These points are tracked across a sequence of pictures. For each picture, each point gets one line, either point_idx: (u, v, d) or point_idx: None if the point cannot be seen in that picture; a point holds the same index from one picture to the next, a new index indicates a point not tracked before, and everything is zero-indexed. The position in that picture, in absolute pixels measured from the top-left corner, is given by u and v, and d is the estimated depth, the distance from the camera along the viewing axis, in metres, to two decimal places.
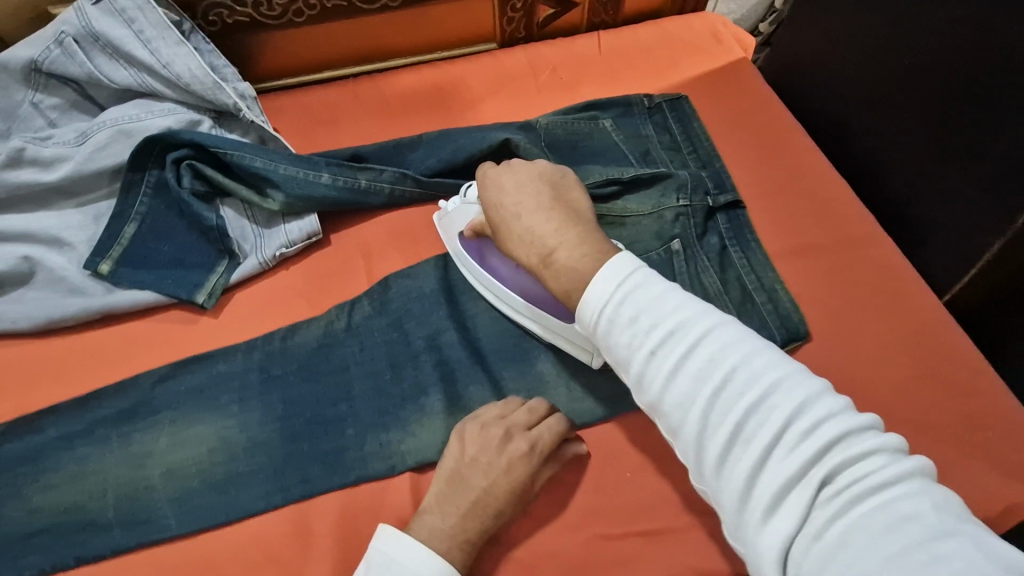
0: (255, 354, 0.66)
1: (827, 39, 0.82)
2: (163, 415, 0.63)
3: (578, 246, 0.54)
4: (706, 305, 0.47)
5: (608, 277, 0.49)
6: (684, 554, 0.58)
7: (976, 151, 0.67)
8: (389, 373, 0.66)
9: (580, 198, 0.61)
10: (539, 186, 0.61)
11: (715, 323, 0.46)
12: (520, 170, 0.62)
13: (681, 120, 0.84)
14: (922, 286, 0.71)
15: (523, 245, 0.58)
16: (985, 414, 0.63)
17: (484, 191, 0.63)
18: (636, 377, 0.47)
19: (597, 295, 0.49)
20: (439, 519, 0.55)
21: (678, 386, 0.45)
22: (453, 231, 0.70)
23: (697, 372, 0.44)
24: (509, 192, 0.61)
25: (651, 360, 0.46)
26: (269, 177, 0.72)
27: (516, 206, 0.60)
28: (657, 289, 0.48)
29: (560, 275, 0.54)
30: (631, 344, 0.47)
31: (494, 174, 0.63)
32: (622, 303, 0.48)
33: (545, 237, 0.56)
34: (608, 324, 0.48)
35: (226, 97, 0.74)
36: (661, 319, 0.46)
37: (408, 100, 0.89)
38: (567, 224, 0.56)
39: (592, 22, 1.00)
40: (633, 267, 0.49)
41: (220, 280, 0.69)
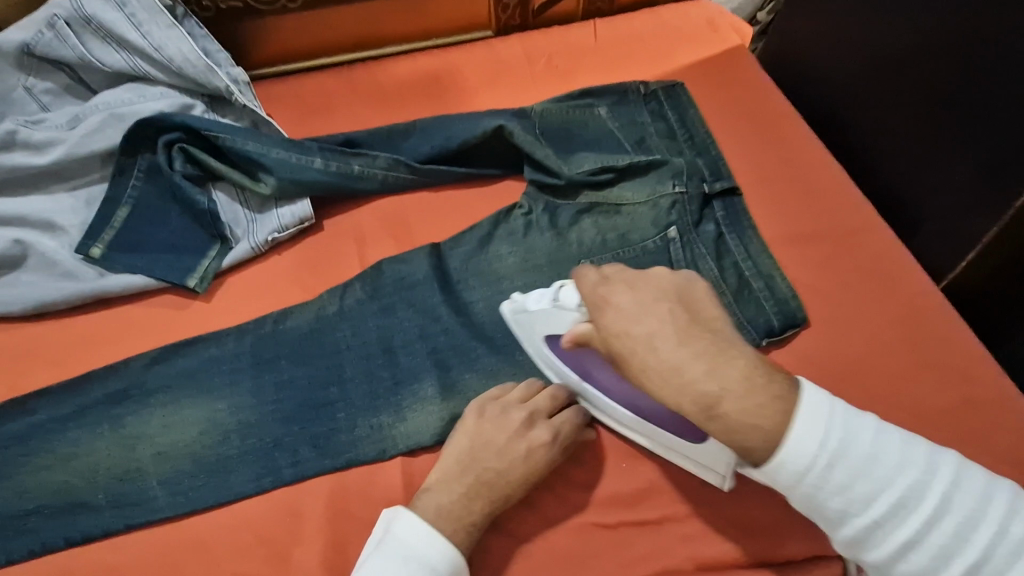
0: (247, 338, 0.66)
1: (824, 26, 0.81)
2: (154, 398, 0.62)
3: (748, 391, 0.45)
4: (909, 444, 0.46)
5: (810, 436, 0.44)
6: (676, 538, 0.58)
7: (976, 137, 0.66)
8: (382, 358, 0.65)
9: (715, 314, 0.49)
10: (670, 306, 0.48)
11: (926, 470, 0.45)
12: (637, 285, 0.49)
13: (678, 107, 0.83)
14: (918, 273, 0.71)
15: (671, 388, 0.45)
16: (980, 400, 0.63)
17: (599, 316, 0.49)
18: (852, 542, 0.46)
19: (800, 457, 0.44)
20: (447, 497, 0.54)
21: (910, 551, 0.44)
22: (539, 337, 0.60)
23: (926, 532, 0.44)
24: (635, 317, 0.47)
25: (876, 527, 0.45)
26: (261, 161, 0.71)
27: (647, 335, 0.46)
28: (867, 443, 0.45)
29: (735, 431, 0.45)
30: (850, 511, 0.45)
31: (608, 292, 0.49)
32: (834, 469, 0.44)
33: (700, 380, 0.45)
34: (815, 491, 0.45)
35: (219, 81, 0.74)
36: (881, 480, 0.44)
37: (404, 88, 0.88)
38: (726, 359, 0.46)
39: (588, 10, 0.99)
40: (830, 415, 0.45)
41: (212, 264, 0.69)
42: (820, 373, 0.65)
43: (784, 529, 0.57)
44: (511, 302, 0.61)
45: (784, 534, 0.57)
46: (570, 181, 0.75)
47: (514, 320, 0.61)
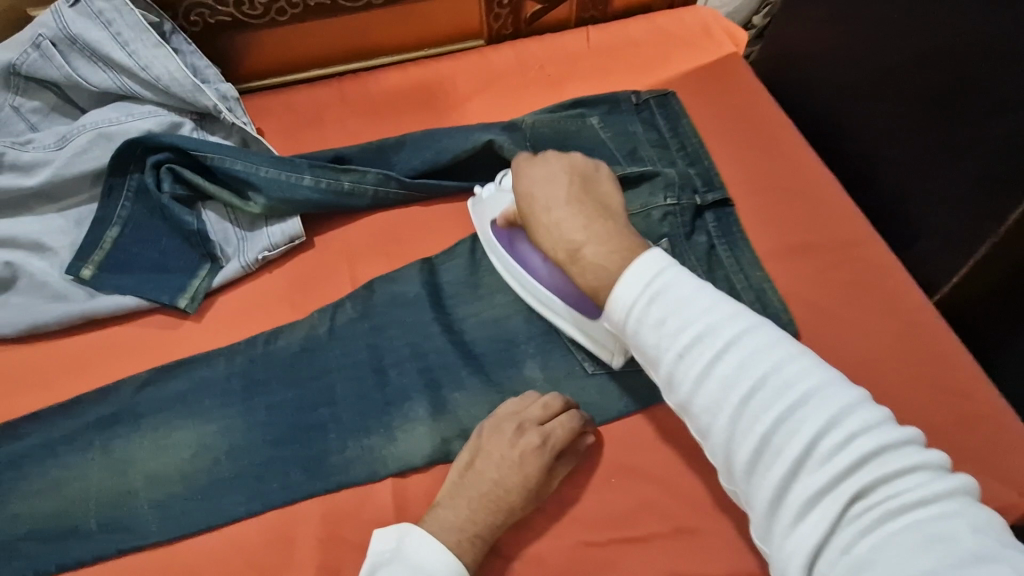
0: (237, 359, 0.66)
1: (816, 34, 0.81)
2: (146, 421, 0.62)
3: (604, 242, 0.56)
4: (734, 305, 0.47)
5: (637, 277, 0.49)
6: (667, 557, 0.58)
7: (971, 149, 0.65)
8: (372, 378, 0.65)
9: (613, 192, 0.61)
10: (570, 178, 0.62)
11: (742, 327, 0.45)
12: (553, 162, 0.63)
13: (670, 117, 0.83)
14: (912, 286, 0.70)
15: (552, 239, 0.59)
16: (973, 417, 0.62)
17: (518, 182, 0.63)
18: (667, 381, 0.48)
19: (625, 295, 0.49)
20: (451, 513, 0.55)
21: (703, 387, 0.45)
22: (485, 219, 0.70)
23: (725, 377, 0.44)
24: (542, 185, 0.62)
25: (682, 365, 0.46)
26: (251, 179, 0.71)
27: (547, 200, 0.61)
28: (687, 291, 0.48)
29: (588, 273, 0.56)
30: (659, 345, 0.47)
31: (528, 165, 0.64)
32: (651, 304, 0.48)
33: (572, 232, 0.58)
34: (636, 325, 0.49)
35: (206, 99, 0.74)
36: (695, 324, 0.46)
37: (395, 99, 0.88)
38: (598, 221, 0.58)
39: (581, 18, 0.98)
40: (661, 268, 0.49)
41: (202, 284, 0.69)
42: None
43: None
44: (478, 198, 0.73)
45: None
46: None
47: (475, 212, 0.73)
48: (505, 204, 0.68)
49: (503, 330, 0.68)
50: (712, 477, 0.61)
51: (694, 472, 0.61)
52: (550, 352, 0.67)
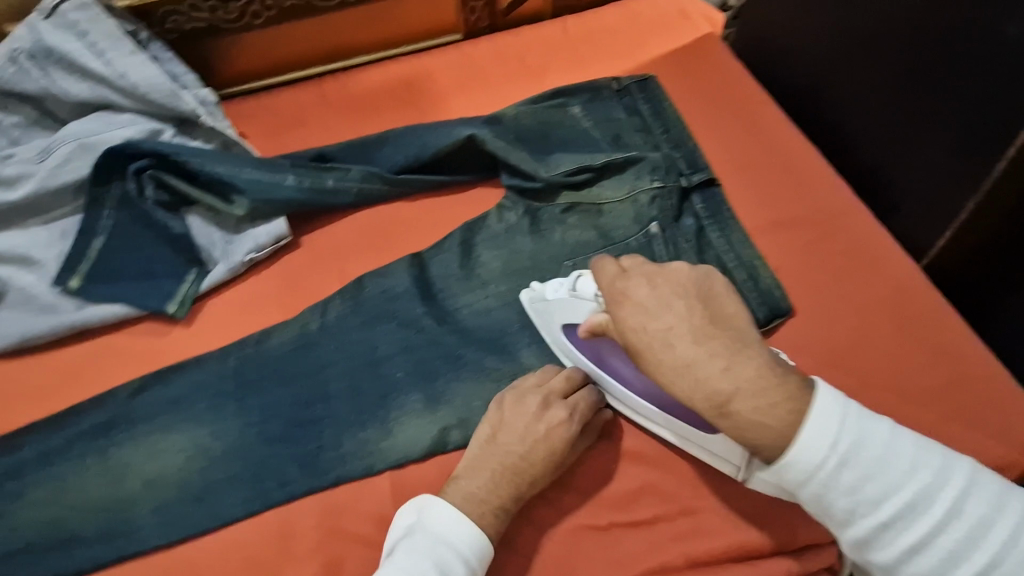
0: (229, 361, 0.65)
1: (791, 10, 0.81)
2: (141, 427, 0.62)
3: (759, 392, 0.44)
4: (917, 447, 0.45)
5: (827, 437, 0.43)
6: (668, 533, 0.58)
7: (947, 112, 0.63)
8: (366, 373, 0.65)
9: (736, 310, 0.47)
10: (688, 303, 0.47)
11: (935, 472, 0.44)
12: (657, 276, 0.48)
13: (651, 100, 0.82)
14: (900, 253, 0.69)
15: (685, 384, 0.45)
16: (967, 379, 0.62)
17: (615, 308, 0.48)
18: (861, 544, 0.45)
19: (810, 457, 0.43)
20: (474, 483, 0.55)
21: (915, 554, 0.43)
22: (558, 325, 0.63)
23: (930, 534, 0.43)
24: (653, 313, 0.47)
25: (885, 530, 0.44)
26: (233, 182, 0.71)
27: (666, 334, 0.46)
28: (879, 449, 0.44)
29: (746, 429, 0.45)
30: (859, 513, 0.44)
31: (626, 286, 0.48)
32: (845, 470, 0.43)
33: (712, 377, 0.44)
34: (827, 492, 0.44)
35: (185, 104, 0.74)
36: (894, 487, 0.43)
37: (376, 97, 0.88)
38: (742, 361, 0.45)
39: (557, 7, 0.98)
40: (845, 415, 0.44)
41: (191, 288, 0.69)
42: (806, 360, 0.65)
43: (773, 518, 0.57)
44: (529, 291, 0.66)
45: (773, 524, 0.57)
46: (548, 183, 0.74)
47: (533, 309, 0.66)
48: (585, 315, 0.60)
49: (495, 320, 0.68)
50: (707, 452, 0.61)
51: (690, 449, 0.61)
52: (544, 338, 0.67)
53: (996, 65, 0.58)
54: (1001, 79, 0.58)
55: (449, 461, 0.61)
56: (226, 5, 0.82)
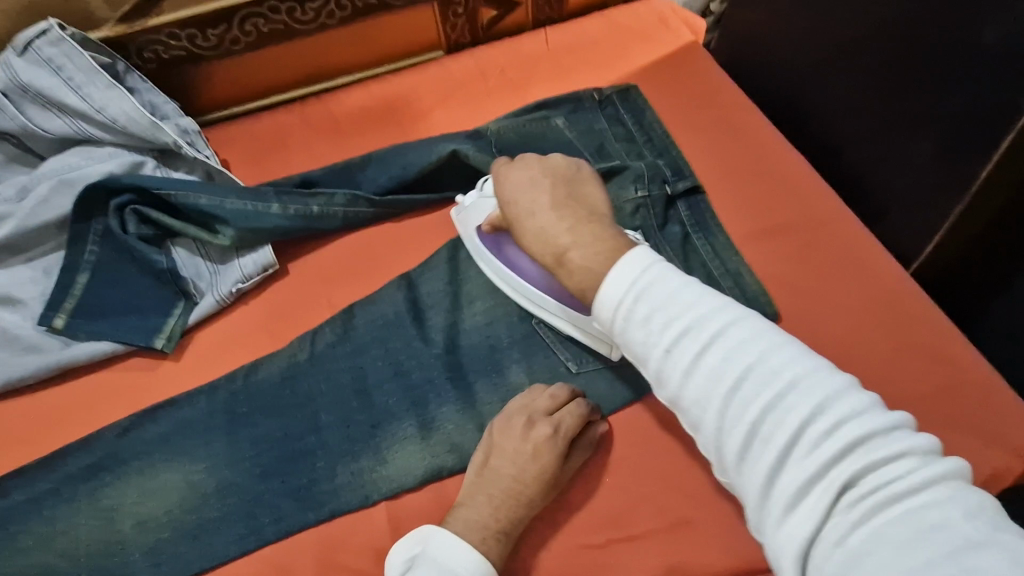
0: (218, 396, 0.65)
1: (770, 16, 0.80)
2: (130, 467, 0.61)
3: (592, 244, 0.54)
4: (721, 299, 0.46)
5: (625, 274, 0.48)
6: (669, 554, 0.57)
7: (933, 113, 0.62)
8: (357, 401, 0.64)
9: (596, 193, 0.60)
10: (553, 183, 0.60)
11: (728, 317, 0.44)
12: (535, 164, 0.62)
13: (633, 110, 0.82)
14: (885, 256, 0.70)
15: (536, 241, 0.57)
16: (959, 384, 0.62)
17: (499, 188, 0.62)
18: (655, 375, 0.46)
19: (610, 289, 0.48)
20: (473, 511, 0.54)
21: (689, 379, 0.44)
22: (472, 225, 0.70)
23: (711, 369, 0.43)
24: (524, 189, 0.60)
25: (669, 359, 0.45)
26: (217, 213, 0.71)
27: (530, 204, 0.59)
28: (672, 287, 0.47)
29: (576, 274, 0.53)
30: (648, 340, 0.46)
31: (508, 170, 0.62)
32: (637, 300, 0.47)
33: (558, 235, 0.56)
34: (625, 324, 0.48)
35: (165, 136, 0.73)
36: (679, 317, 0.45)
37: (359, 117, 0.87)
38: (586, 224, 0.56)
39: (538, 19, 0.98)
40: (643, 263, 0.48)
41: (178, 322, 0.68)
42: None
43: None
44: (457, 206, 0.73)
45: None
46: None
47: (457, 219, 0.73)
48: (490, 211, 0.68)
49: (486, 338, 0.68)
50: (705, 468, 0.60)
51: (688, 465, 0.60)
52: (535, 356, 0.66)
53: (976, 72, 0.57)
54: (982, 84, 0.57)
55: (444, 487, 0.61)
56: (204, 33, 0.81)
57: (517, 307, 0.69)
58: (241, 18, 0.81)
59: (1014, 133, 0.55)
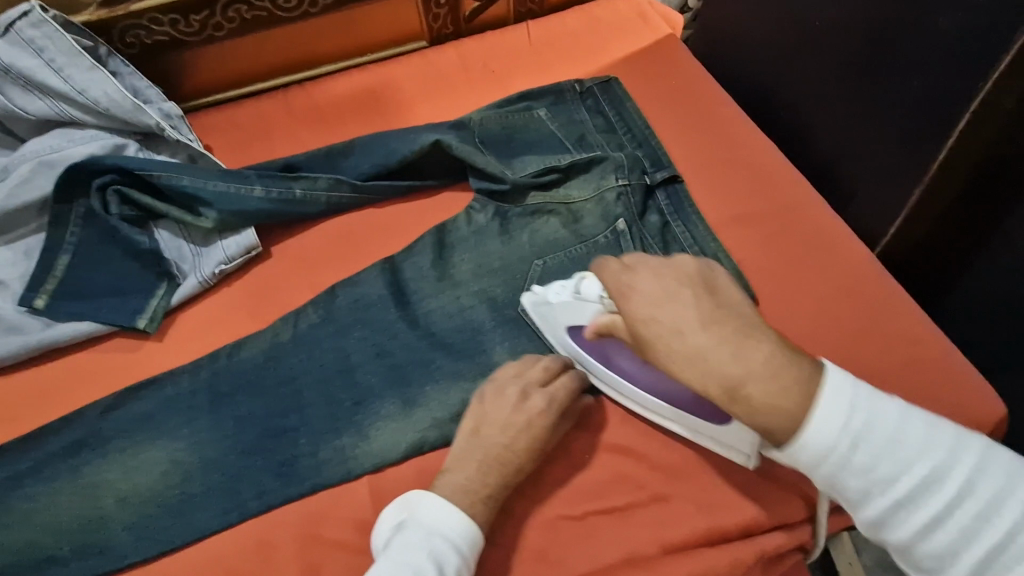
0: (202, 375, 0.65)
1: (742, 11, 0.83)
2: (113, 444, 0.62)
3: (773, 373, 0.44)
4: (943, 431, 0.44)
5: (835, 418, 0.43)
6: (643, 523, 0.59)
7: (895, 103, 0.64)
8: (340, 380, 0.66)
9: (740, 298, 0.47)
10: (694, 291, 0.46)
11: (962, 457, 0.43)
12: (657, 265, 0.48)
13: (614, 102, 0.84)
14: (854, 241, 0.72)
15: (694, 371, 0.44)
16: (921, 359, 0.64)
17: (623, 301, 0.48)
18: (875, 523, 0.45)
19: (819, 438, 0.43)
20: (462, 476, 0.56)
21: (930, 532, 0.43)
22: (563, 329, 0.64)
23: (959, 521, 0.42)
24: (658, 305, 0.46)
25: (899, 509, 0.43)
26: (200, 195, 0.71)
27: (674, 321, 0.45)
28: (892, 428, 0.43)
29: (759, 414, 0.44)
30: (872, 491, 0.43)
31: (628, 279, 0.48)
32: (855, 450, 0.43)
33: (724, 362, 0.44)
34: (840, 472, 0.44)
35: (148, 118, 0.74)
36: (909, 464, 0.43)
37: (343, 105, 0.89)
38: (753, 343, 0.44)
39: (519, 12, 1.00)
40: (855, 394, 0.43)
41: (161, 303, 0.69)
42: None
43: (743, 499, 0.59)
44: (532, 295, 0.67)
45: (742, 507, 0.58)
46: (515, 185, 0.75)
47: (536, 312, 0.67)
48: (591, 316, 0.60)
49: (467, 320, 0.69)
50: (677, 441, 0.62)
51: (662, 439, 0.63)
52: (516, 336, 0.68)
53: (935, 59, 0.59)
54: (939, 71, 0.59)
55: (426, 463, 0.62)
56: (187, 18, 0.81)
57: (500, 290, 0.71)
58: (224, 5, 0.82)
59: (968, 116, 0.58)
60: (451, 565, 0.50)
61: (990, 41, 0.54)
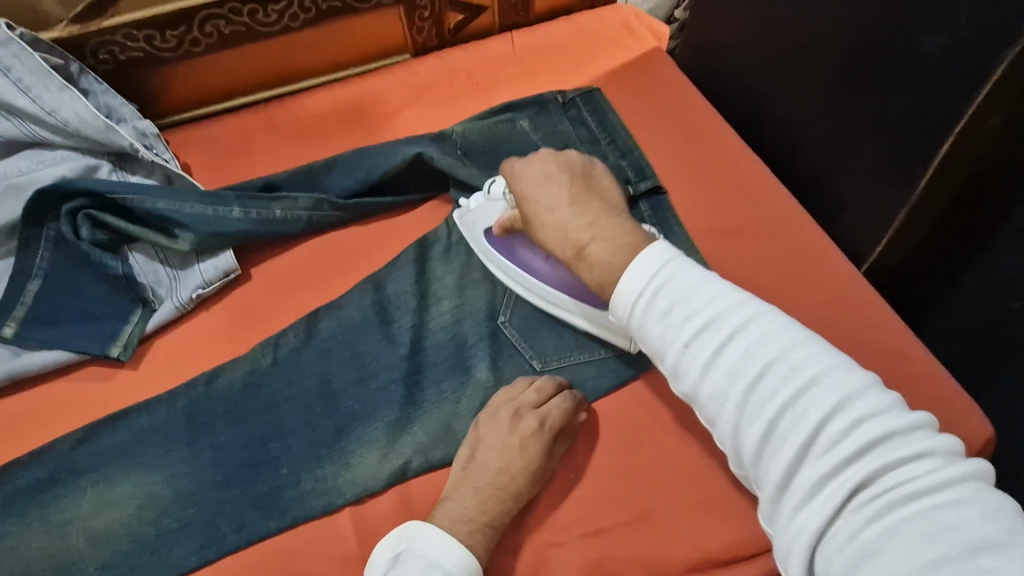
0: (178, 404, 0.63)
1: (727, 23, 0.82)
2: (84, 479, 0.60)
3: (612, 239, 0.54)
4: (741, 295, 0.47)
5: (644, 270, 0.49)
6: (634, 551, 0.57)
7: (880, 118, 0.63)
8: (322, 406, 0.64)
9: (610, 185, 0.61)
10: (570, 178, 0.61)
11: (751, 314, 0.45)
12: (546, 156, 0.62)
13: (597, 112, 0.83)
14: (840, 258, 0.71)
15: (556, 236, 0.58)
16: (913, 376, 0.63)
17: (516, 184, 0.62)
18: (673, 372, 0.47)
19: (631, 290, 0.49)
20: (461, 505, 0.55)
21: (708, 374, 0.45)
22: (479, 231, 0.69)
23: (729, 365, 0.44)
24: (540, 185, 0.61)
25: (687, 353, 0.46)
26: (176, 218, 0.69)
27: (548, 200, 0.59)
28: (692, 282, 0.47)
29: (596, 268, 0.54)
30: (667, 336, 0.47)
31: (521, 166, 0.62)
32: (656, 297, 0.48)
33: (577, 231, 0.56)
34: (642, 318, 0.49)
35: (121, 138, 0.72)
36: (697, 312, 0.46)
37: (324, 120, 0.87)
38: (605, 218, 0.56)
39: (504, 24, 0.99)
40: (662, 259, 0.49)
41: (135, 329, 0.67)
42: None
43: (737, 524, 0.57)
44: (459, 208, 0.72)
45: (737, 534, 0.57)
46: None
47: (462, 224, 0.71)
48: (498, 213, 0.68)
49: (452, 339, 0.67)
50: (668, 463, 0.61)
51: (653, 460, 0.61)
52: (501, 354, 0.67)
53: (919, 75, 0.58)
54: (925, 86, 0.58)
55: (411, 491, 0.60)
56: (162, 34, 0.79)
57: (484, 304, 0.69)
58: (201, 20, 0.80)
59: (952, 138, 0.57)
60: None
61: (972, 65, 0.54)
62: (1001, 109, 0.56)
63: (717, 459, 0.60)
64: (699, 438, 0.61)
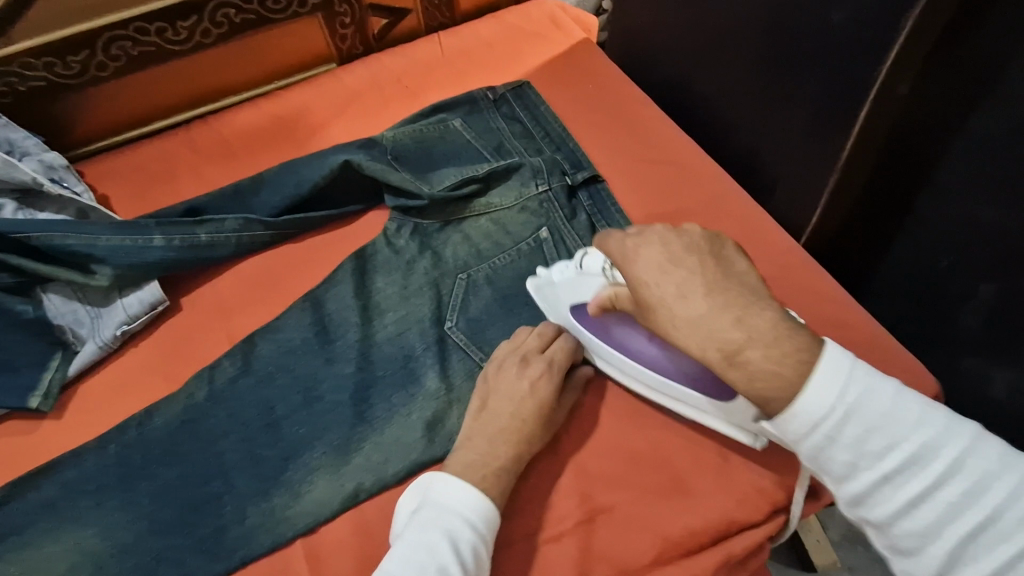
0: (108, 451, 0.59)
1: (648, 9, 0.82)
2: (10, 543, 0.55)
3: (774, 343, 0.42)
4: (944, 415, 0.42)
5: (833, 386, 0.41)
6: (598, 548, 0.55)
7: (801, 90, 0.63)
8: (265, 435, 0.61)
9: (749, 267, 0.46)
10: (701, 259, 0.45)
11: (962, 442, 0.41)
12: (665, 235, 0.47)
13: (528, 107, 0.82)
14: (780, 231, 0.71)
15: (694, 337, 0.43)
16: (856, 340, 0.64)
17: (628, 266, 0.47)
18: (856, 498, 0.43)
19: (818, 409, 0.41)
20: (474, 452, 0.55)
21: (913, 508, 0.41)
22: (566, 307, 0.62)
23: (939, 500, 0.40)
24: (663, 271, 0.45)
25: (883, 486, 0.42)
26: (90, 253, 0.65)
27: (677, 285, 0.44)
28: (891, 404, 0.41)
29: (757, 380, 0.42)
30: (857, 464, 0.42)
31: (635, 245, 0.47)
32: (849, 422, 0.41)
33: (726, 329, 0.43)
34: (827, 443, 0.42)
35: (21, 173, 0.67)
36: (898, 438, 0.41)
37: (249, 137, 0.83)
38: (758, 314, 0.43)
39: (430, 26, 0.97)
40: (853, 370, 0.41)
41: (57, 376, 0.62)
42: None
43: (699, 507, 0.56)
44: (534, 278, 0.66)
45: (702, 518, 0.55)
46: (433, 200, 0.71)
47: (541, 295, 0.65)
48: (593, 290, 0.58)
49: (399, 350, 0.65)
50: (626, 456, 0.59)
51: (610, 453, 0.60)
52: (449, 358, 0.65)
53: (831, 43, 0.59)
54: (836, 55, 0.58)
55: (364, 514, 0.57)
56: (64, 60, 0.75)
57: (429, 312, 0.67)
58: (106, 42, 0.76)
59: (868, 103, 0.57)
60: (465, 540, 0.49)
61: (880, 32, 0.54)
62: (909, 76, 0.56)
63: (673, 445, 0.59)
64: (653, 427, 0.60)
